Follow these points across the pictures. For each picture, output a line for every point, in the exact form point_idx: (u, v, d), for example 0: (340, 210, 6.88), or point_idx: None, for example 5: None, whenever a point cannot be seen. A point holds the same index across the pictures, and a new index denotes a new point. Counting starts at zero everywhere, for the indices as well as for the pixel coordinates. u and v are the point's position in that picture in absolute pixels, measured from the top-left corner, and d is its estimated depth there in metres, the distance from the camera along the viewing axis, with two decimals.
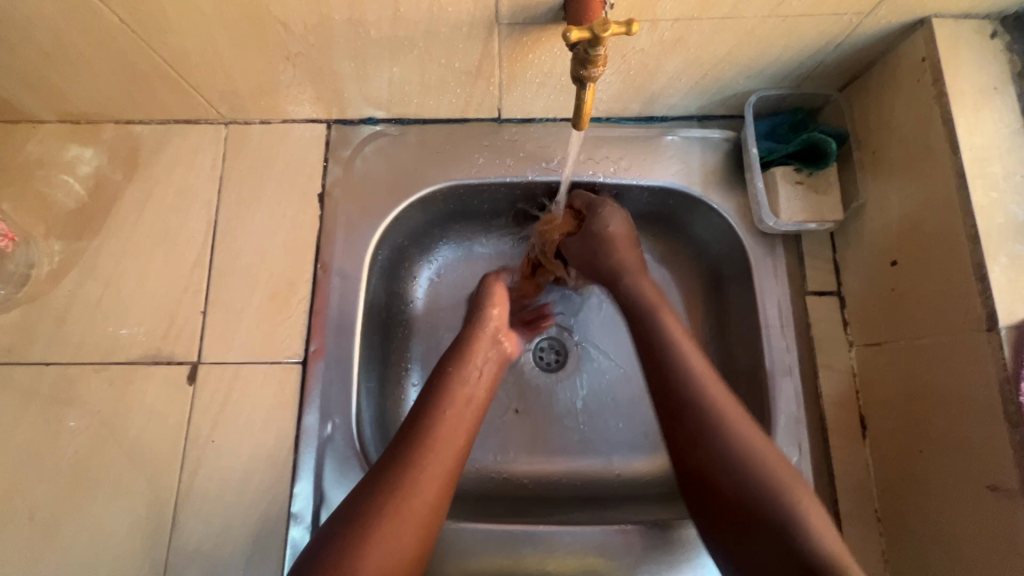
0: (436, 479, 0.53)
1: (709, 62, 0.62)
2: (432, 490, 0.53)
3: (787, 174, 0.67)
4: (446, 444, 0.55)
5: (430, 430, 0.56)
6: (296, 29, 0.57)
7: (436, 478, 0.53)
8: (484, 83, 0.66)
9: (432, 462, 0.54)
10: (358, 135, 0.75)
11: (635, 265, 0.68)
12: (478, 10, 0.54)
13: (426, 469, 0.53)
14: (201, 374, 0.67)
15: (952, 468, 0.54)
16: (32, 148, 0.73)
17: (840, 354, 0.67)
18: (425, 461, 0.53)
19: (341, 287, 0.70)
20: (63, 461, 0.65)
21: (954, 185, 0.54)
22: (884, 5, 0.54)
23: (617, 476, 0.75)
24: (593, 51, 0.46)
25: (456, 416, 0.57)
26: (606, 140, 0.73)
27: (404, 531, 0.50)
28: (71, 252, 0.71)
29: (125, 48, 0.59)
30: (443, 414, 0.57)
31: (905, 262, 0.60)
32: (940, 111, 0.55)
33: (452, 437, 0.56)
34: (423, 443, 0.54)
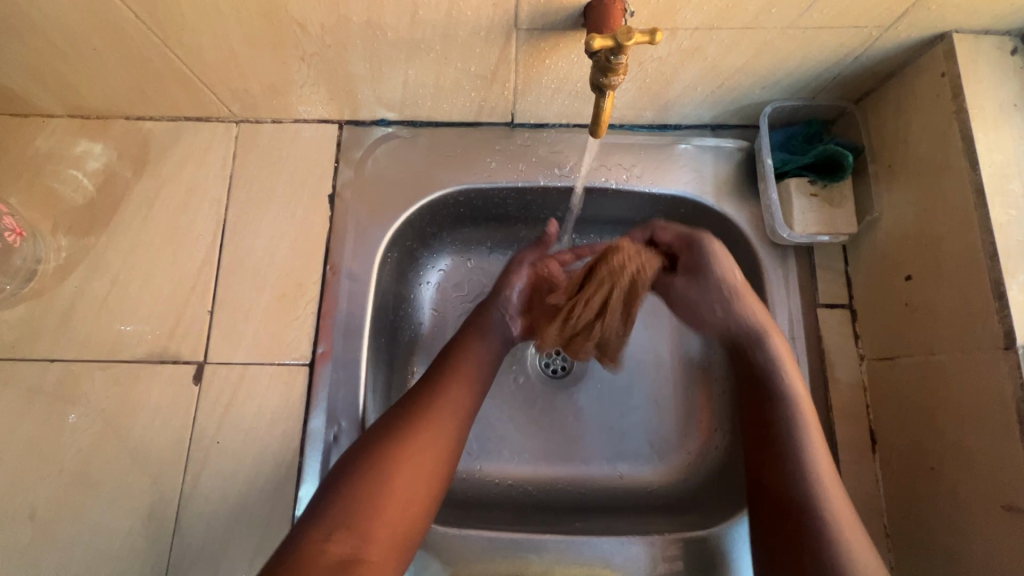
0: (445, 439, 0.56)
1: (726, 71, 0.62)
2: (449, 428, 0.57)
3: (801, 186, 0.66)
4: (457, 402, 0.59)
5: (442, 389, 0.59)
6: (312, 29, 0.57)
7: (448, 433, 0.57)
8: (499, 87, 0.66)
9: (445, 416, 0.57)
10: (369, 137, 0.74)
11: (768, 326, 0.62)
12: (498, 15, 0.54)
13: (439, 423, 0.56)
14: (207, 374, 0.66)
15: (968, 486, 0.54)
16: (41, 142, 0.72)
17: (851, 368, 0.66)
18: (438, 414, 0.57)
19: (351, 288, 0.69)
20: (65, 460, 0.64)
21: (973, 201, 0.53)
22: (905, 18, 0.54)
23: (624, 484, 0.75)
24: (615, 59, 0.46)
25: (468, 363, 0.63)
26: (620, 147, 0.73)
27: (422, 463, 0.54)
28: (78, 248, 0.70)
29: (140, 44, 0.59)
30: (454, 376, 0.61)
31: (919, 277, 0.59)
32: (959, 127, 0.55)
33: (461, 397, 0.60)
34: (435, 399, 0.58)
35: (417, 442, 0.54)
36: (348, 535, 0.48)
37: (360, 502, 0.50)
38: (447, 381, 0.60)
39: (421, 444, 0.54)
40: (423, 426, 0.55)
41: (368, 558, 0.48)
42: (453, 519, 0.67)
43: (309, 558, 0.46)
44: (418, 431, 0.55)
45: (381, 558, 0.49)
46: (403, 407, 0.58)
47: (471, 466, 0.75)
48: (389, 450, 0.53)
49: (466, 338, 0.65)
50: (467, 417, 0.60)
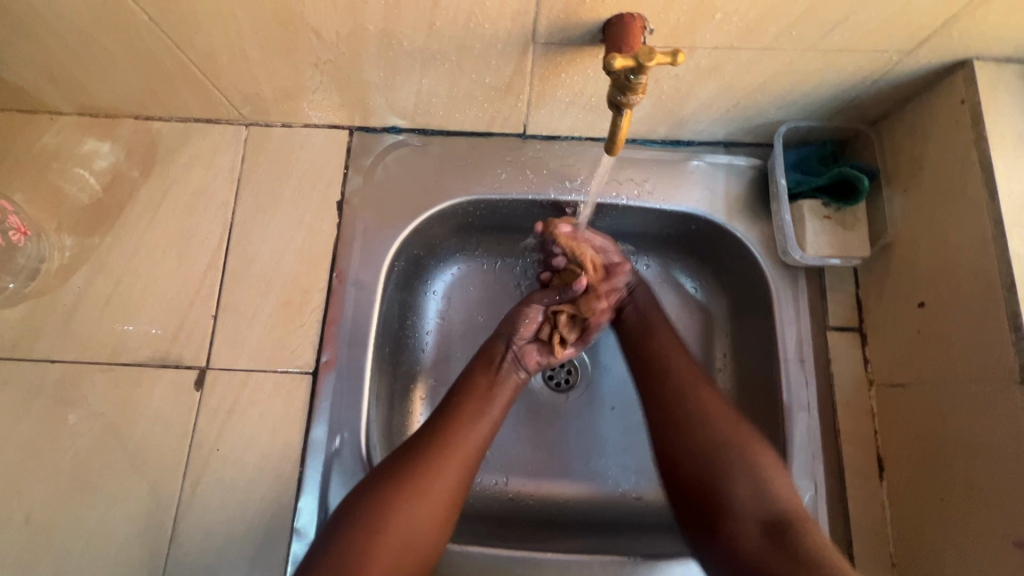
0: (450, 487, 0.57)
1: (743, 90, 0.62)
2: (454, 474, 0.58)
3: (815, 208, 0.66)
4: (459, 457, 0.59)
5: (448, 443, 0.59)
6: (328, 36, 0.56)
7: (453, 482, 0.57)
8: (512, 99, 0.65)
9: (448, 473, 0.57)
10: (379, 144, 0.73)
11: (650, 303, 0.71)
12: (516, 28, 0.53)
13: (441, 479, 0.57)
14: (209, 380, 0.66)
15: (977, 520, 0.53)
16: (48, 140, 0.72)
17: (860, 393, 0.66)
18: (437, 470, 0.57)
19: (357, 297, 0.68)
20: (62, 464, 0.63)
21: (990, 231, 0.53)
22: (928, 43, 0.53)
23: (625, 502, 0.74)
24: (635, 79, 0.45)
25: (480, 408, 0.62)
26: (632, 162, 0.72)
27: (426, 509, 0.55)
28: (83, 248, 0.70)
29: (153, 46, 0.58)
30: (471, 419, 0.61)
31: (933, 305, 0.59)
32: (978, 155, 0.55)
33: (465, 452, 0.59)
34: (439, 455, 0.58)
35: (416, 500, 0.55)
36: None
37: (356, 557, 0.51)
38: (452, 437, 0.59)
39: (420, 501, 0.55)
40: (426, 482, 0.56)
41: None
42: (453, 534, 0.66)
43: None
44: (418, 487, 0.55)
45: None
46: (408, 460, 0.57)
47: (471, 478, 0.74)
48: (390, 505, 0.54)
49: (475, 381, 0.65)
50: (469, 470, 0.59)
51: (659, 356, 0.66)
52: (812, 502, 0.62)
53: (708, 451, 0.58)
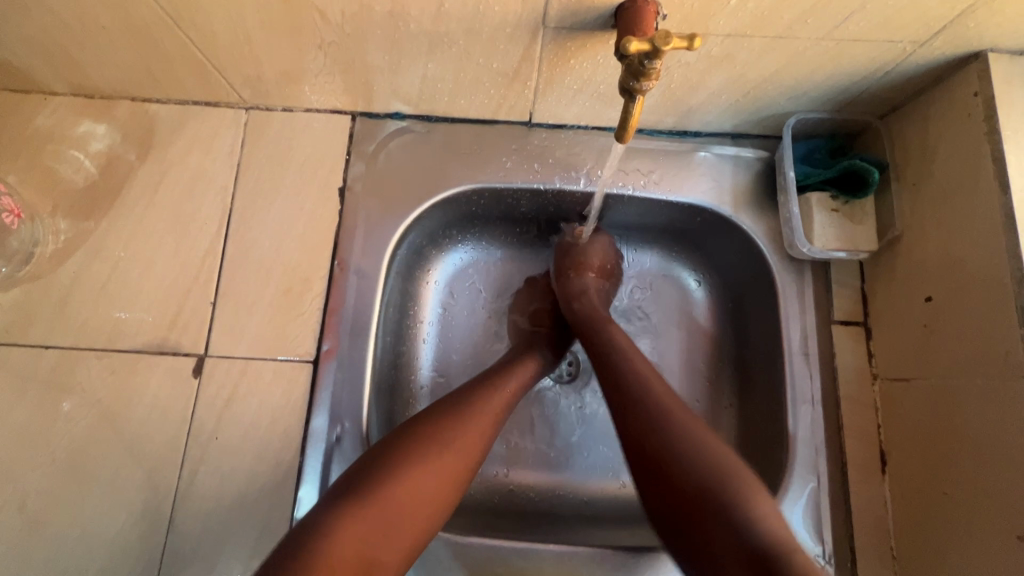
0: (478, 440, 0.57)
1: (753, 80, 0.61)
2: (482, 427, 0.58)
3: (822, 201, 0.65)
4: (491, 418, 0.59)
5: (480, 404, 0.59)
6: (332, 17, 0.55)
7: (480, 436, 0.57)
8: (519, 86, 0.64)
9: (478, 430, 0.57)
10: (382, 130, 0.72)
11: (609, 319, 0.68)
12: (526, 11, 0.52)
13: (471, 435, 0.56)
14: (207, 368, 0.64)
15: (981, 515, 0.53)
16: (42, 120, 0.70)
17: (864, 388, 0.65)
18: (471, 427, 0.57)
19: (358, 285, 0.67)
20: (57, 451, 0.62)
21: (1001, 225, 0.53)
22: (942, 34, 0.53)
23: (626, 494, 0.74)
24: (649, 64, 0.44)
25: (513, 378, 0.64)
26: (639, 152, 0.71)
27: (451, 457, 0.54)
28: (78, 232, 0.68)
29: (151, 24, 0.57)
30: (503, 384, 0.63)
31: (940, 299, 0.58)
32: (990, 148, 0.54)
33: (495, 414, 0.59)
34: (471, 414, 0.57)
35: (451, 453, 0.54)
36: (381, 536, 0.47)
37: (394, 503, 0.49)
38: (477, 399, 0.59)
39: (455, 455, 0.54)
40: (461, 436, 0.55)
41: (389, 560, 0.48)
42: (454, 526, 0.65)
43: (338, 551, 0.45)
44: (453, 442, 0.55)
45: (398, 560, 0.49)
46: (443, 416, 0.56)
47: None
48: (428, 455, 0.53)
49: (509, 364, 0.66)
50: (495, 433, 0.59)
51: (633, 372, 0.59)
52: (815, 495, 0.62)
53: (685, 475, 0.49)
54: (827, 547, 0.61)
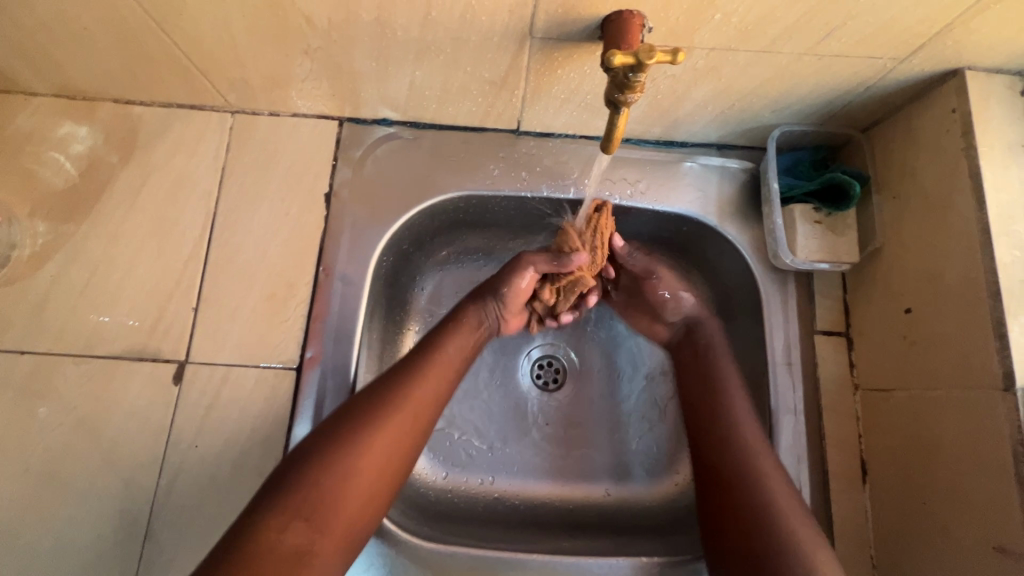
0: (413, 417, 0.56)
1: (738, 93, 0.61)
2: (419, 404, 0.57)
3: (806, 213, 0.66)
4: (425, 395, 0.57)
5: (411, 385, 0.57)
6: (319, 23, 0.55)
7: (416, 413, 0.56)
8: (507, 94, 0.64)
9: (409, 410, 0.56)
10: (369, 136, 0.72)
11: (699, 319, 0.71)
12: (513, 21, 0.52)
13: (403, 414, 0.55)
14: (188, 374, 0.64)
15: (957, 524, 0.54)
16: (21, 121, 0.69)
17: (845, 397, 0.66)
18: (406, 404, 0.56)
19: (343, 291, 0.67)
20: (30, 459, 0.61)
21: (978, 240, 0.53)
22: (922, 51, 0.54)
23: (611, 502, 0.74)
24: (633, 77, 0.44)
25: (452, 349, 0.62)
26: (626, 161, 0.72)
27: (385, 439, 0.53)
28: (57, 235, 0.67)
29: (135, 27, 0.56)
30: (439, 355, 0.61)
31: (919, 310, 0.59)
32: (968, 164, 0.55)
33: (432, 392, 0.58)
34: (399, 395, 0.56)
35: (378, 436, 0.53)
36: (309, 523, 0.48)
37: (319, 492, 0.49)
38: (414, 374, 0.58)
39: (383, 438, 0.53)
40: (388, 418, 0.54)
41: (322, 548, 0.48)
42: (437, 535, 0.65)
43: (263, 545, 0.45)
44: (378, 425, 0.53)
45: (336, 547, 0.49)
46: (370, 399, 0.55)
47: (456, 476, 0.74)
48: (352, 440, 0.52)
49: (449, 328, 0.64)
50: (433, 412, 0.58)
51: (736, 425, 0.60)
52: None
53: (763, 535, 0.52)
54: None
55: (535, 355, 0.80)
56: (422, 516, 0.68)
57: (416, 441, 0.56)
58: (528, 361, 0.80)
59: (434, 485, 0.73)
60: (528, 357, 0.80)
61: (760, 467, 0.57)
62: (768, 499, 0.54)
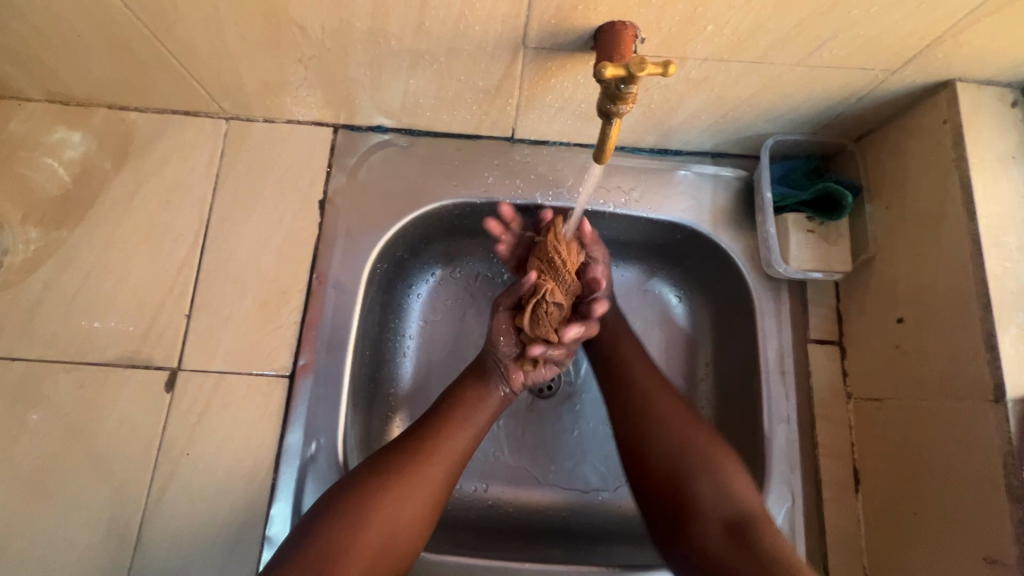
0: (433, 484, 0.56)
1: (731, 102, 0.62)
2: (439, 470, 0.57)
3: (799, 222, 0.66)
4: (439, 462, 0.57)
5: (431, 448, 0.58)
6: (313, 32, 0.55)
7: (437, 480, 0.57)
8: (501, 102, 0.64)
9: (423, 476, 0.56)
10: (364, 143, 0.72)
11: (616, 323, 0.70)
12: (506, 31, 0.52)
13: (423, 479, 0.56)
14: (180, 382, 0.63)
15: (948, 535, 0.54)
16: (15, 126, 0.68)
17: (838, 406, 0.66)
18: (426, 471, 0.56)
19: (337, 299, 0.67)
20: (20, 466, 0.60)
21: (969, 251, 0.54)
22: (913, 63, 0.54)
23: (604, 510, 0.74)
24: (625, 88, 0.44)
25: (474, 409, 0.62)
26: (620, 169, 0.72)
27: (404, 506, 0.54)
28: (49, 241, 0.67)
29: (129, 34, 0.56)
30: (461, 420, 0.61)
31: (911, 320, 0.59)
32: (959, 175, 0.55)
33: (447, 457, 0.58)
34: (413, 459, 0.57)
35: (391, 499, 0.54)
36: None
37: (330, 550, 0.50)
38: (434, 438, 0.59)
39: (395, 502, 0.54)
40: (403, 484, 0.55)
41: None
42: (429, 545, 0.65)
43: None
44: (392, 489, 0.54)
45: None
46: (386, 464, 0.56)
47: None
48: (367, 503, 0.53)
49: (469, 388, 0.64)
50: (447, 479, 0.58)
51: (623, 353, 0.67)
52: (790, 513, 0.63)
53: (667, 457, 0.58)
54: None
55: None
56: None
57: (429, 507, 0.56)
58: None
59: None
60: None
61: (651, 389, 0.63)
62: (664, 420, 0.61)
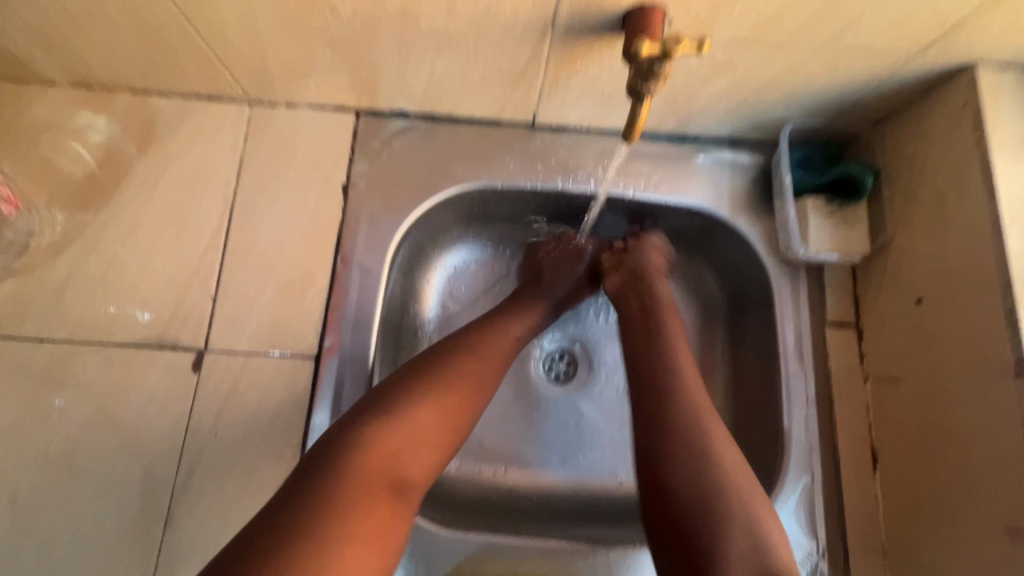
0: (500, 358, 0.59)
1: (753, 86, 0.62)
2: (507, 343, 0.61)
3: (818, 205, 0.67)
4: (494, 362, 0.58)
5: (500, 328, 0.62)
6: (343, 13, 0.55)
7: (506, 350, 0.61)
8: (525, 87, 0.65)
9: (497, 346, 0.60)
10: (386, 128, 0.72)
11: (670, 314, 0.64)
12: (536, 13, 0.53)
13: (495, 349, 0.60)
14: (207, 363, 0.64)
15: (969, 508, 0.55)
16: (40, 110, 0.69)
17: (856, 387, 0.67)
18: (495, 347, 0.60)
19: (361, 281, 0.67)
20: (51, 445, 0.61)
21: (990, 230, 0.55)
22: (935, 46, 0.55)
23: (621, 491, 0.75)
24: (658, 65, 0.45)
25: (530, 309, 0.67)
26: (640, 154, 0.73)
27: (485, 368, 0.57)
28: (75, 223, 0.67)
29: (159, 15, 0.56)
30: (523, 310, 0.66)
31: (930, 300, 0.60)
32: (979, 156, 0.56)
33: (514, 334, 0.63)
34: (471, 356, 0.57)
35: (459, 386, 0.53)
36: (410, 449, 0.48)
37: (420, 418, 0.50)
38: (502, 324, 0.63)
39: (482, 366, 0.57)
40: (478, 361, 0.57)
41: (418, 479, 0.48)
42: (450, 522, 0.66)
43: (369, 468, 0.45)
44: (476, 353, 0.58)
45: (425, 482, 0.49)
46: (454, 355, 0.56)
47: (469, 466, 0.75)
48: (454, 362, 0.55)
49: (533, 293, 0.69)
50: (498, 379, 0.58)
51: (665, 336, 0.62)
52: (809, 492, 0.64)
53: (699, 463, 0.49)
54: (821, 542, 0.63)
55: (547, 348, 0.81)
56: (437, 505, 0.69)
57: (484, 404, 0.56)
58: (540, 353, 0.81)
59: (449, 475, 0.73)
60: (540, 349, 0.81)
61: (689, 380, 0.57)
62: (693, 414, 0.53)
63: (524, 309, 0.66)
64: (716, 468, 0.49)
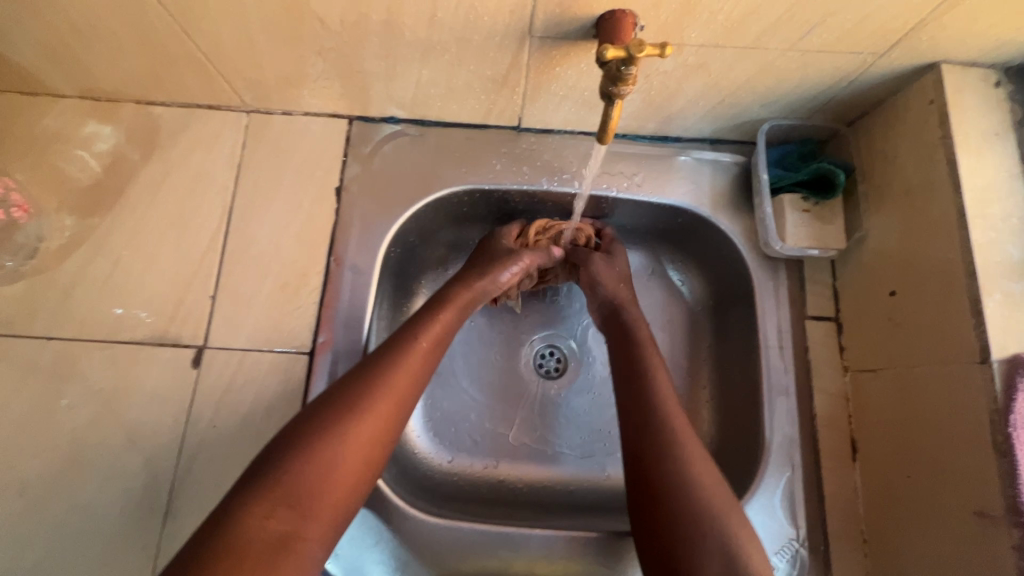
0: (400, 391, 0.56)
1: (728, 87, 0.65)
2: (411, 369, 0.58)
3: (795, 202, 0.69)
4: (393, 394, 0.56)
5: (402, 352, 0.59)
6: (332, 25, 0.58)
7: (410, 377, 0.58)
8: (508, 92, 0.68)
9: (398, 377, 0.57)
10: (377, 134, 0.75)
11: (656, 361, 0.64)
12: (513, 22, 0.56)
13: (397, 380, 0.57)
14: (206, 359, 0.67)
15: (940, 495, 0.56)
16: (50, 121, 0.73)
17: (835, 378, 0.69)
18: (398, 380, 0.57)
19: (354, 280, 0.70)
20: (58, 438, 0.64)
21: (956, 223, 0.56)
22: (899, 46, 0.57)
23: (609, 483, 0.77)
24: (626, 69, 0.48)
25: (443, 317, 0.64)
26: (623, 156, 0.75)
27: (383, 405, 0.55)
28: (81, 228, 0.71)
29: (159, 30, 0.60)
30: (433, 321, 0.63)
31: (902, 292, 0.62)
32: (945, 152, 0.58)
33: (420, 356, 0.60)
34: (366, 393, 0.55)
35: (348, 435, 0.52)
36: (292, 512, 0.47)
37: (301, 480, 0.49)
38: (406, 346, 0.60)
39: (381, 403, 0.55)
40: (374, 398, 0.55)
41: (308, 535, 0.48)
42: (444, 513, 0.68)
43: (244, 534, 0.45)
44: (373, 387, 0.55)
45: (320, 536, 0.49)
46: (345, 397, 0.54)
47: (461, 461, 0.77)
48: (344, 407, 0.53)
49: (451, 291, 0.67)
50: (398, 415, 0.56)
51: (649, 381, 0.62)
52: (790, 482, 0.65)
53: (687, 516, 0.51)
54: (801, 530, 0.64)
55: (537, 345, 0.83)
56: (431, 499, 0.71)
57: (388, 437, 0.55)
58: (530, 350, 0.83)
59: (440, 468, 0.76)
60: (531, 346, 0.83)
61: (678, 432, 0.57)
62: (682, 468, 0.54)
63: (440, 307, 0.65)
64: (703, 490, 0.53)
